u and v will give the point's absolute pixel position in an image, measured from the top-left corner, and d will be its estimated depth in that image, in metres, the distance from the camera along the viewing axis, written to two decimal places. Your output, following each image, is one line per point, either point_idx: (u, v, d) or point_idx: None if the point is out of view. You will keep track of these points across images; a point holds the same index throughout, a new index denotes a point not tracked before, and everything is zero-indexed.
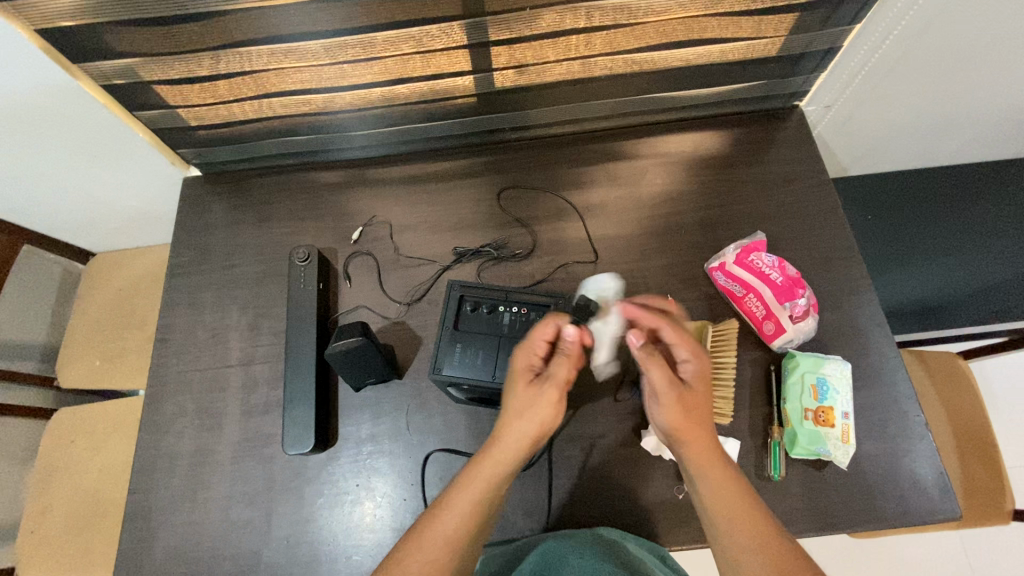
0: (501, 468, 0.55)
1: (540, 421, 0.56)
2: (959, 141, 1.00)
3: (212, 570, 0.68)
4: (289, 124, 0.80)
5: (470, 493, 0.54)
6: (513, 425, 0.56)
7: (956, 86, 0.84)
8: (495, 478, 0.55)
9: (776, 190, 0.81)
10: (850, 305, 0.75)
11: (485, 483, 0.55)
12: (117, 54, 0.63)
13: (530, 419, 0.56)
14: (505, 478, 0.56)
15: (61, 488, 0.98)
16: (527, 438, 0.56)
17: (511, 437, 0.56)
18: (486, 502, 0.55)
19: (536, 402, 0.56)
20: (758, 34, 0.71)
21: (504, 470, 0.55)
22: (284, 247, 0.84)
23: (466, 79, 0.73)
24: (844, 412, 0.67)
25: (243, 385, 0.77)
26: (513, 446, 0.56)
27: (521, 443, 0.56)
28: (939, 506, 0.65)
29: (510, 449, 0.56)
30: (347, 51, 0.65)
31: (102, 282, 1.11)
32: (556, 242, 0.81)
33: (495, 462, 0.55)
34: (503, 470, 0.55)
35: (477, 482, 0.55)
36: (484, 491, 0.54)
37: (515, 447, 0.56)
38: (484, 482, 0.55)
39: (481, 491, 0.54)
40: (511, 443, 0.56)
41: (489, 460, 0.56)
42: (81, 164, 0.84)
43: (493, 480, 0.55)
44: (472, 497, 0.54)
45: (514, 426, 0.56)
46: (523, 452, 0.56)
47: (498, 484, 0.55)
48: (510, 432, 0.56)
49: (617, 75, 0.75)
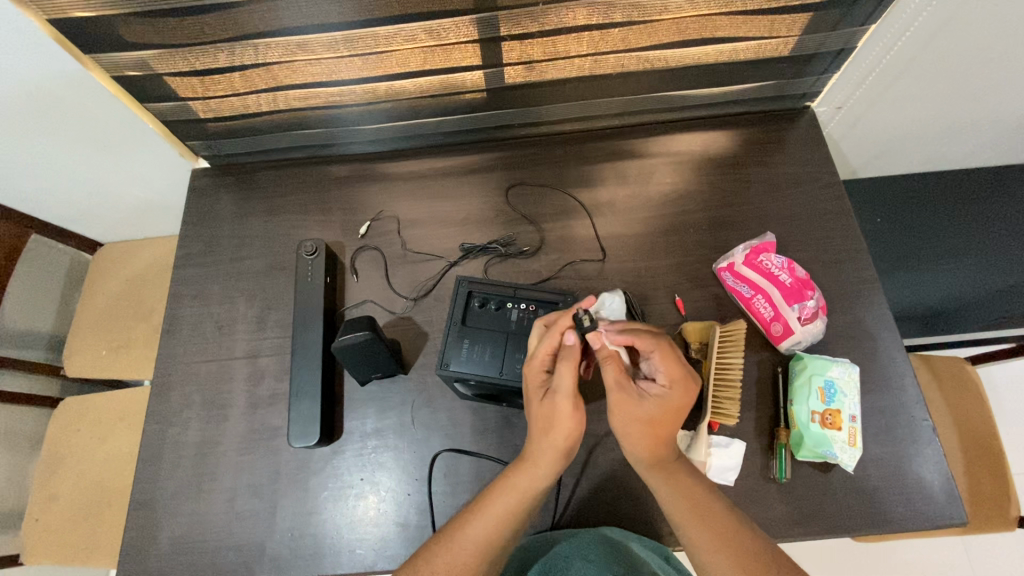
0: (532, 482, 0.57)
1: (568, 438, 0.57)
2: (971, 145, 0.99)
3: (216, 560, 0.68)
4: (298, 117, 0.79)
5: (499, 503, 0.56)
6: (543, 441, 0.58)
7: (969, 89, 0.83)
8: (525, 492, 0.57)
9: (786, 191, 0.81)
10: (859, 308, 0.74)
11: (515, 495, 0.57)
12: (129, 46, 0.63)
13: (555, 432, 0.57)
14: (536, 493, 0.57)
15: (66, 475, 0.99)
16: (557, 455, 0.58)
17: (540, 453, 0.58)
18: (516, 514, 0.56)
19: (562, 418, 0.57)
20: (772, 33, 0.70)
21: (536, 483, 0.57)
22: (292, 240, 0.84)
23: (477, 75, 0.73)
24: (851, 415, 0.67)
25: (249, 378, 0.77)
26: (543, 461, 0.58)
27: (550, 458, 0.58)
28: (945, 511, 0.65)
29: (541, 463, 0.58)
30: (359, 45, 0.65)
31: (109, 272, 1.11)
32: (563, 239, 0.81)
33: (526, 475, 0.58)
34: (532, 484, 0.57)
35: (508, 493, 0.57)
36: (513, 504, 0.56)
37: (545, 462, 0.58)
38: (514, 494, 0.57)
39: (510, 501, 0.56)
40: (541, 458, 0.58)
41: (519, 473, 0.58)
42: (91, 154, 0.84)
43: (523, 495, 0.57)
44: (501, 508, 0.56)
45: (544, 442, 0.58)
46: (553, 468, 0.58)
47: (529, 498, 0.57)
48: (539, 448, 0.58)
49: (628, 73, 0.75)
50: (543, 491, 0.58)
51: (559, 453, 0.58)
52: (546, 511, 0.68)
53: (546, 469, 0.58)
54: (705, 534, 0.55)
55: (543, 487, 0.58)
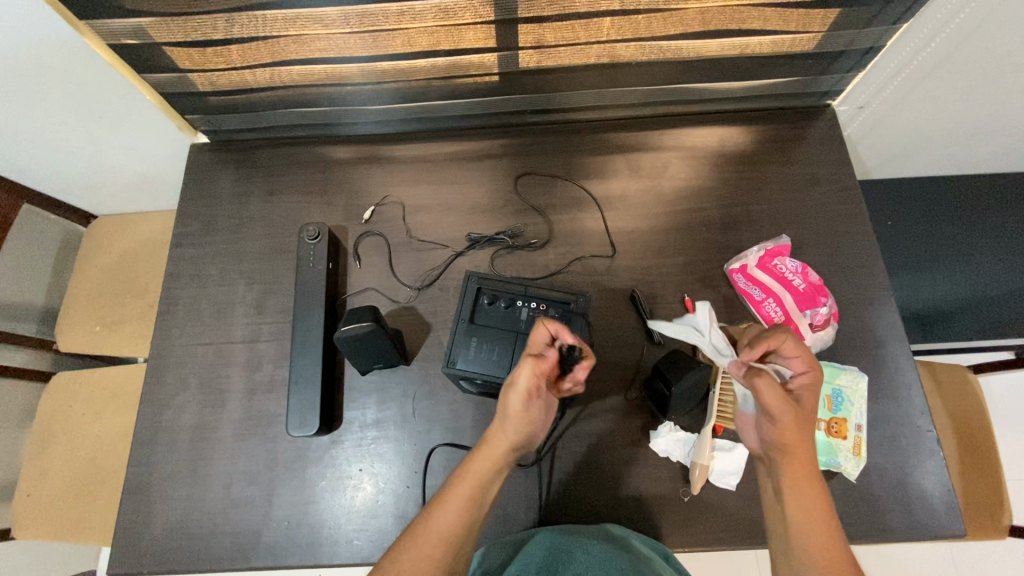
0: (487, 469, 0.55)
1: (518, 429, 0.55)
2: (987, 150, 0.97)
3: (210, 547, 0.68)
4: (302, 94, 0.76)
5: (461, 490, 0.54)
6: (497, 430, 0.56)
7: (993, 92, 0.81)
8: (481, 478, 0.54)
9: (802, 191, 0.79)
10: (869, 315, 0.73)
11: (474, 482, 0.54)
12: (127, 13, 0.60)
13: (508, 424, 0.55)
14: (489, 481, 0.55)
15: (58, 452, 0.98)
16: (508, 443, 0.55)
17: (493, 442, 0.55)
18: (475, 503, 0.53)
19: (509, 409, 0.55)
20: (802, 28, 0.67)
21: (490, 471, 0.55)
22: (294, 223, 0.81)
23: (488, 57, 0.70)
24: (857, 424, 0.67)
25: (247, 363, 0.75)
26: (495, 449, 0.55)
27: (502, 447, 0.55)
28: (944, 523, 0.65)
29: (494, 452, 0.55)
30: (367, 20, 0.62)
31: (104, 245, 1.09)
32: (572, 233, 0.79)
33: (482, 462, 0.55)
34: (488, 472, 0.55)
35: (467, 480, 0.54)
36: (473, 491, 0.54)
37: (499, 450, 0.55)
38: (472, 483, 0.54)
39: (470, 490, 0.54)
40: (494, 446, 0.55)
41: (474, 461, 0.55)
42: (86, 125, 0.81)
43: (479, 480, 0.54)
44: (464, 495, 0.53)
45: (497, 431, 0.56)
46: (507, 454, 0.55)
47: (484, 488, 0.54)
48: (494, 437, 0.55)
49: (649, 62, 0.72)
50: (500, 479, 0.56)
51: (510, 441, 0.55)
52: (545, 506, 0.68)
53: (499, 454, 0.55)
54: (807, 520, 0.50)
55: (497, 475, 0.55)
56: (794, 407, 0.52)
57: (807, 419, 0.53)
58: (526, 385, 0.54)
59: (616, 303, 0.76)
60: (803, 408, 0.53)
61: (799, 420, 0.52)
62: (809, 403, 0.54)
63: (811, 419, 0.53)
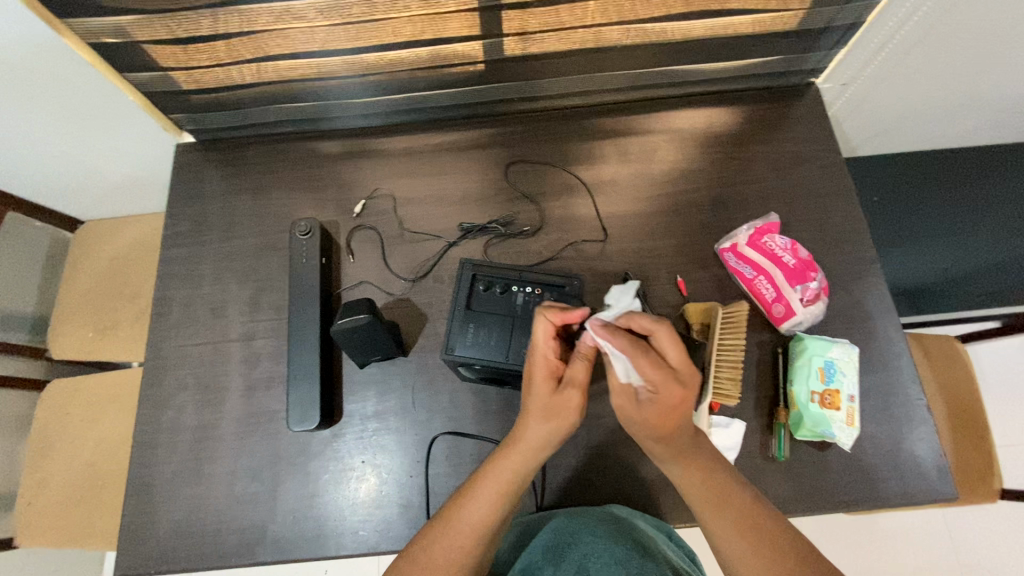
0: (523, 464, 0.56)
1: (554, 428, 0.56)
2: (970, 123, 0.99)
3: (216, 545, 0.68)
4: (288, 89, 0.76)
5: (492, 483, 0.55)
6: (533, 426, 0.57)
7: (972, 65, 0.82)
8: (516, 474, 0.56)
9: (789, 169, 0.80)
10: (859, 288, 0.74)
11: (508, 476, 0.56)
12: (105, 11, 0.59)
13: (546, 421, 0.56)
14: (524, 477, 0.56)
15: (58, 459, 0.97)
16: (547, 439, 0.56)
17: (529, 438, 0.56)
18: (508, 497, 0.55)
19: (555, 407, 0.56)
20: (783, 6, 0.67)
21: (525, 466, 0.56)
22: (285, 219, 0.81)
23: (473, 46, 0.70)
24: (850, 395, 0.67)
25: (245, 361, 0.75)
26: (531, 444, 0.56)
27: (540, 443, 0.56)
28: (937, 487, 0.67)
29: (529, 448, 0.56)
30: (350, 12, 0.61)
31: (93, 250, 1.07)
32: (564, 219, 0.79)
33: (517, 456, 0.56)
34: (524, 468, 0.56)
35: (500, 474, 0.56)
36: (505, 486, 0.55)
37: (534, 446, 0.56)
38: (504, 477, 0.56)
39: (502, 485, 0.55)
40: (529, 442, 0.56)
41: (508, 456, 0.56)
42: (69, 128, 0.80)
43: (513, 476, 0.56)
44: (495, 490, 0.55)
45: (531, 426, 0.56)
46: (543, 450, 0.57)
47: (517, 484, 0.56)
48: (529, 431, 0.57)
49: (634, 45, 0.72)
50: (534, 472, 0.57)
51: (546, 437, 0.56)
52: (548, 489, 0.69)
53: (535, 451, 0.56)
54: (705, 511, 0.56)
55: (533, 470, 0.57)
56: (621, 397, 0.57)
57: (643, 420, 0.55)
58: (579, 382, 0.57)
59: (611, 286, 0.76)
60: (637, 407, 0.55)
61: (632, 413, 0.56)
62: (652, 411, 0.54)
63: (671, 425, 0.54)
